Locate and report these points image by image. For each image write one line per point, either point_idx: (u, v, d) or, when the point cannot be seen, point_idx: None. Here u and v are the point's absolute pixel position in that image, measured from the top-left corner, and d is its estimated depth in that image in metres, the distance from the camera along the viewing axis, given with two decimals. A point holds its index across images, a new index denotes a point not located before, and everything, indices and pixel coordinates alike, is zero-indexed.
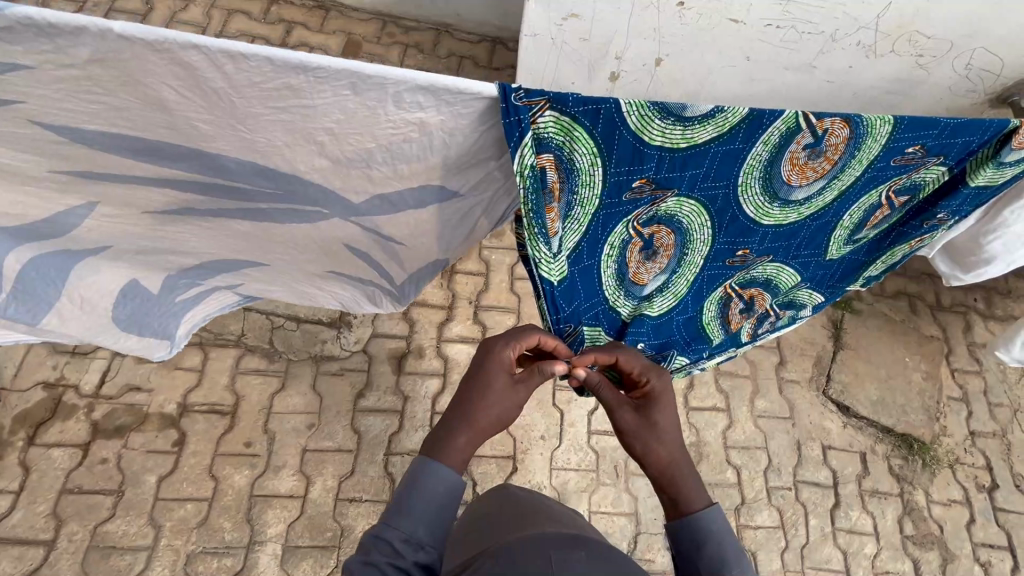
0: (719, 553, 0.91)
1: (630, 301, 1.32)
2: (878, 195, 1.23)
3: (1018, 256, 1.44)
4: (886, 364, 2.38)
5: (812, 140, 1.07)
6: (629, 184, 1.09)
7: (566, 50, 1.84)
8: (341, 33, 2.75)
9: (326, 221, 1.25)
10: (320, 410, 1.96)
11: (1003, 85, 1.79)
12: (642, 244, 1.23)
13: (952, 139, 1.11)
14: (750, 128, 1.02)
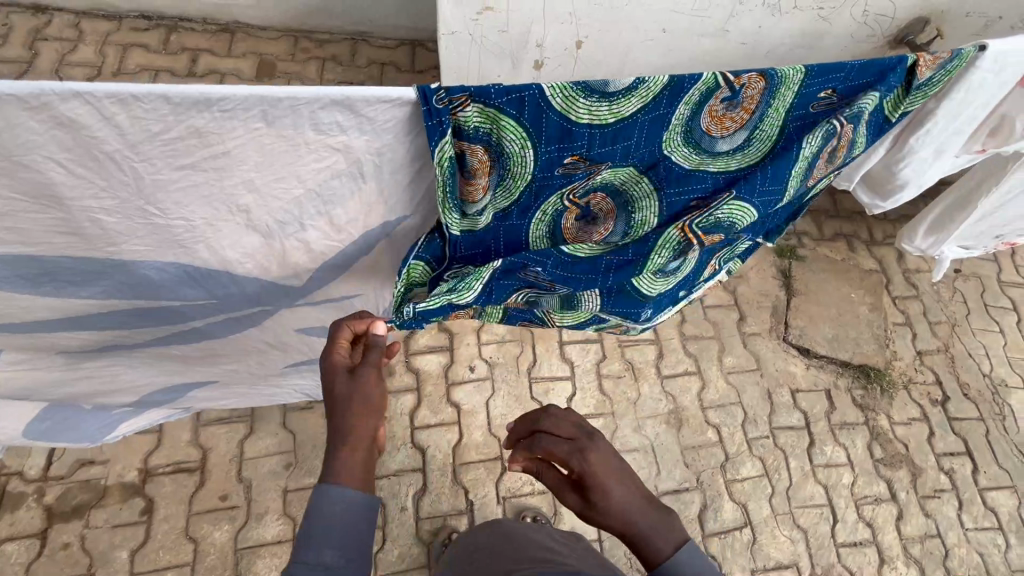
0: None
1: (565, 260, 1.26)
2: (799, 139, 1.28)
3: (925, 179, 1.58)
4: (834, 303, 2.52)
5: (731, 94, 1.10)
6: (560, 160, 1.09)
7: (486, 44, 1.82)
8: (252, 55, 2.62)
9: (274, 312, 1.37)
10: (295, 449, 1.89)
11: (897, 28, 1.90)
12: (579, 211, 1.23)
13: (859, 81, 1.16)
14: (672, 93, 1.04)
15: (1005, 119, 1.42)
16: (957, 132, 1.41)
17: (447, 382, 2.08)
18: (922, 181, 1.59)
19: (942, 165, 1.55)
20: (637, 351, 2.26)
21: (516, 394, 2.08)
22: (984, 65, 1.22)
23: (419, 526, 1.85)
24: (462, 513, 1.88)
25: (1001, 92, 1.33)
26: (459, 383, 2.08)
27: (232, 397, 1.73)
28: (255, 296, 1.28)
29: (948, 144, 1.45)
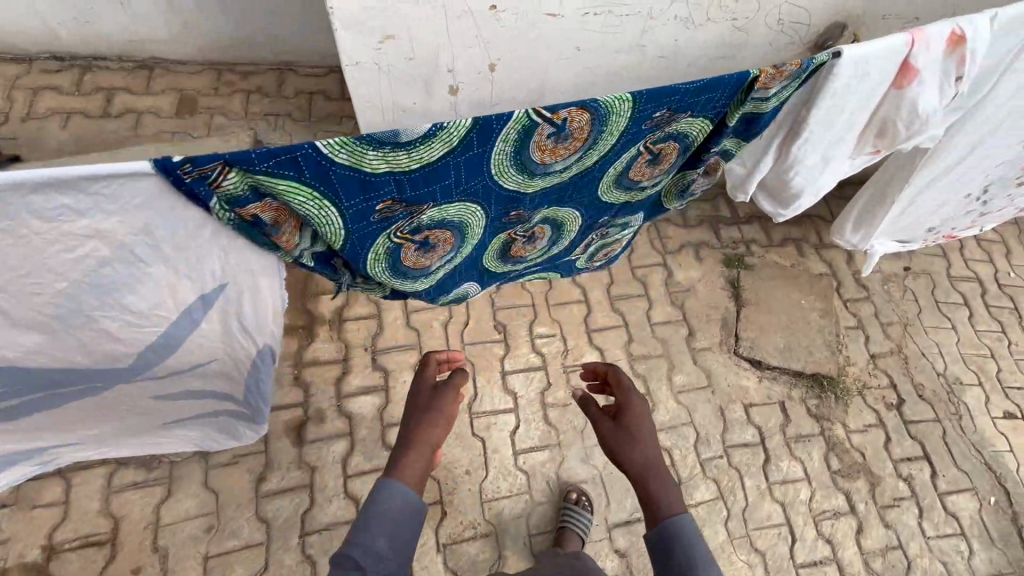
0: (685, 560, 1.06)
1: (413, 279, 1.40)
2: (639, 147, 1.26)
3: (820, 187, 1.50)
4: (785, 311, 2.47)
5: (556, 130, 1.09)
6: (372, 209, 1.09)
7: (394, 72, 1.75)
8: (172, 91, 2.52)
9: (111, 389, 1.34)
10: (217, 510, 1.77)
11: (815, 34, 1.88)
12: (415, 243, 1.27)
13: (696, 99, 1.14)
14: (479, 134, 1.03)
15: (886, 121, 1.32)
16: (837, 135, 1.33)
17: (382, 424, 1.98)
18: (814, 185, 1.51)
19: (831, 169, 1.47)
20: None
21: (456, 432, 1.99)
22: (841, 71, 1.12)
23: None
24: None
25: (873, 95, 1.23)
26: (395, 424, 1.99)
27: (123, 446, 1.65)
28: (79, 375, 1.25)
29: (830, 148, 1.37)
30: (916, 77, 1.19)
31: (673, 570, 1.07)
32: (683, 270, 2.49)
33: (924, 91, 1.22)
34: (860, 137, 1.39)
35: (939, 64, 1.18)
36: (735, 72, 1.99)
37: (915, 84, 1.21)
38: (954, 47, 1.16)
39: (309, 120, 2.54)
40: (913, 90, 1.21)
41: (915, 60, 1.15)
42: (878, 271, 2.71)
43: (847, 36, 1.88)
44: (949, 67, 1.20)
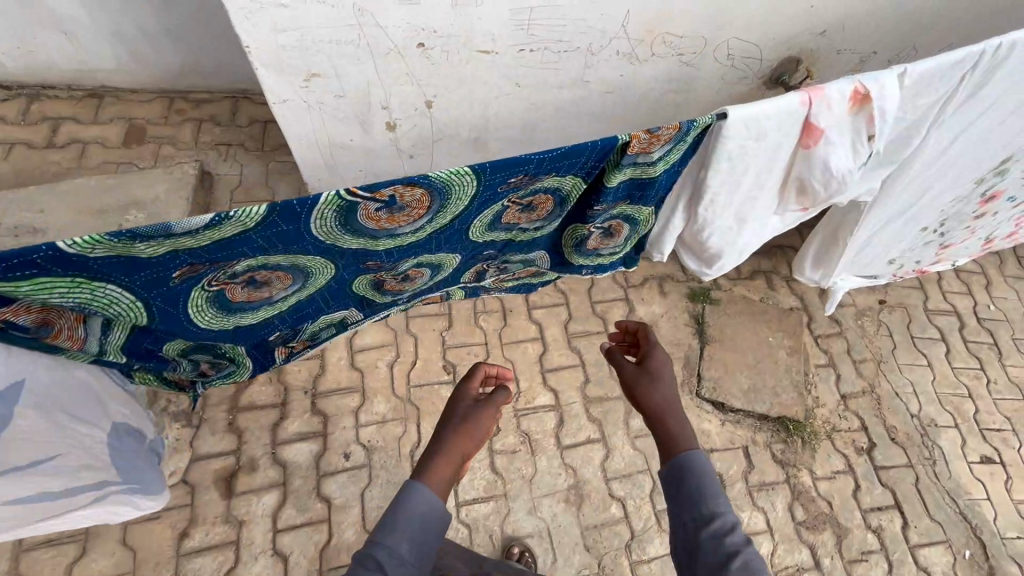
0: (698, 491, 1.02)
1: (252, 312, 1.27)
2: (501, 206, 1.19)
3: (740, 246, 1.53)
4: (751, 349, 2.37)
5: (382, 203, 1.02)
6: (166, 276, 1.02)
7: (326, 109, 1.68)
8: (121, 120, 2.46)
9: None
10: (133, 568, 1.67)
11: (769, 67, 1.79)
12: (242, 284, 1.14)
13: (555, 165, 1.09)
14: (284, 214, 0.96)
15: (801, 181, 1.33)
16: (753, 190, 1.34)
17: (318, 473, 1.88)
18: (742, 240, 1.51)
19: (756, 223, 1.48)
20: (534, 420, 2.08)
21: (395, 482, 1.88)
22: (732, 131, 1.14)
23: None
24: None
25: (781, 153, 1.26)
26: (332, 473, 1.89)
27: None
28: None
29: (746, 203, 1.38)
30: (822, 136, 1.21)
31: (682, 501, 1.02)
32: (646, 305, 2.39)
33: (834, 149, 1.24)
34: (780, 193, 1.40)
35: (843, 121, 1.20)
36: (689, 105, 1.91)
37: (822, 143, 1.22)
38: (857, 106, 1.19)
39: (260, 149, 2.46)
40: (821, 147, 1.22)
41: (816, 118, 1.17)
42: (852, 305, 2.61)
43: (803, 71, 1.80)
44: (854, 125, 1.22)
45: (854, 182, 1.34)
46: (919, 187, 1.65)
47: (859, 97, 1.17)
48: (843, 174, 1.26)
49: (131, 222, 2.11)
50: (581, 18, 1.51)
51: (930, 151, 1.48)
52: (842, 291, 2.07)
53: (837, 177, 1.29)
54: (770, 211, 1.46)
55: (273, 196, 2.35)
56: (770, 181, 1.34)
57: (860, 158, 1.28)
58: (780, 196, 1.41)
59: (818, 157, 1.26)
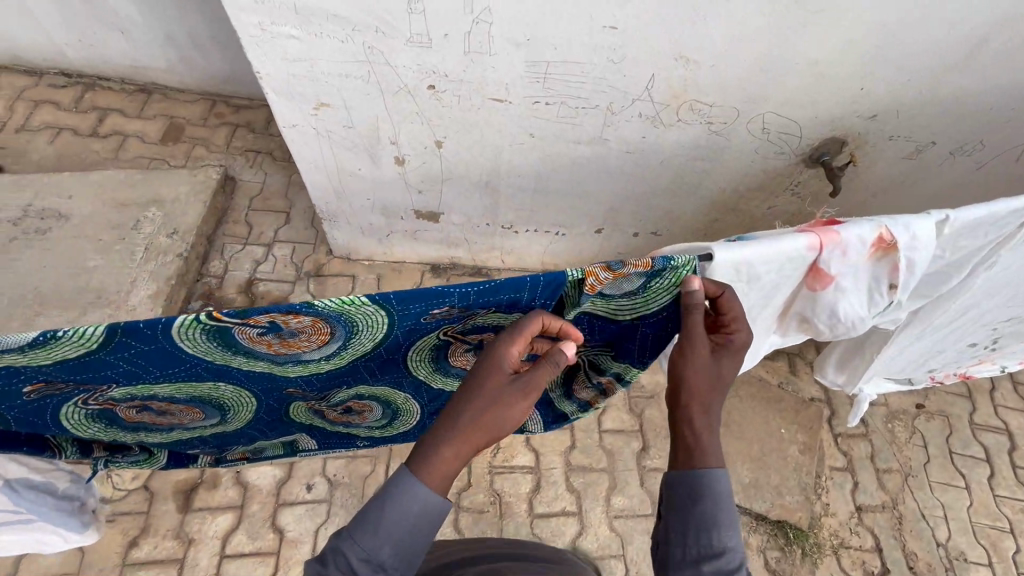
0: (714, 515, 0.85)
1: (160, 431, 1.20)
2: (437, 340, 1.01)
3: None
4: (759, 439, 2.17)
5: (262, 328, 0.83)
6: (23, 386, 0.91)
7: (335, 138, 1.66)
8: (163, 117, 2.55)
9: None
10: (79, 570, 1.66)
11: (809, 146, 1.65)
12: (135, 408, 1.06)
13: (492, 297, 0.90)
14: (135, 336, 0.80)
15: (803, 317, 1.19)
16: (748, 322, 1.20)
17: (277, 501, 1.82)
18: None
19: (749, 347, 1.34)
20: (507, 480, 1.97)
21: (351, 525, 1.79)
22: (719, 275, 1.01)
23: None
24: None
25: (783, 291, 1.12)
26: (290, 504, 1.82)
27: None
28: None
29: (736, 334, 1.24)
30: (832, 283, 1.07)
31: (692, 523, 0.86)
32: (652, 373, 2.22)
33: (846, 297, 1.10)
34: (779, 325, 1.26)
35: (859, 270, 1.05)
36: (717, 174, 1.78)
37: (833, 289, 1.08)
38: (879, 254, 1.04)
39: (287, 159, 2.48)
40: (831, 293, 1.08)
41: (826, 265, 1.03)
42: (884, 405, 2.36)
43: (846, 153, 1.66)
44: (874, 272, 1.07)
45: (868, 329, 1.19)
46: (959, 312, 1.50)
47: (880, 247, 1.02)
48: (852, 322, 1.12)
49: (148, 219, 2.16)
50: (601, 77, 1.42)
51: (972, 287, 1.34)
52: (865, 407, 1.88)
53: (846, 323, 1.15)
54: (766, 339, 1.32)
55: (289, 209, 2.37)
56: (768, 315, 1.20)
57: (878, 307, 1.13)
58: (779, 326, 1.27)
59: (823, 300, 1.11)
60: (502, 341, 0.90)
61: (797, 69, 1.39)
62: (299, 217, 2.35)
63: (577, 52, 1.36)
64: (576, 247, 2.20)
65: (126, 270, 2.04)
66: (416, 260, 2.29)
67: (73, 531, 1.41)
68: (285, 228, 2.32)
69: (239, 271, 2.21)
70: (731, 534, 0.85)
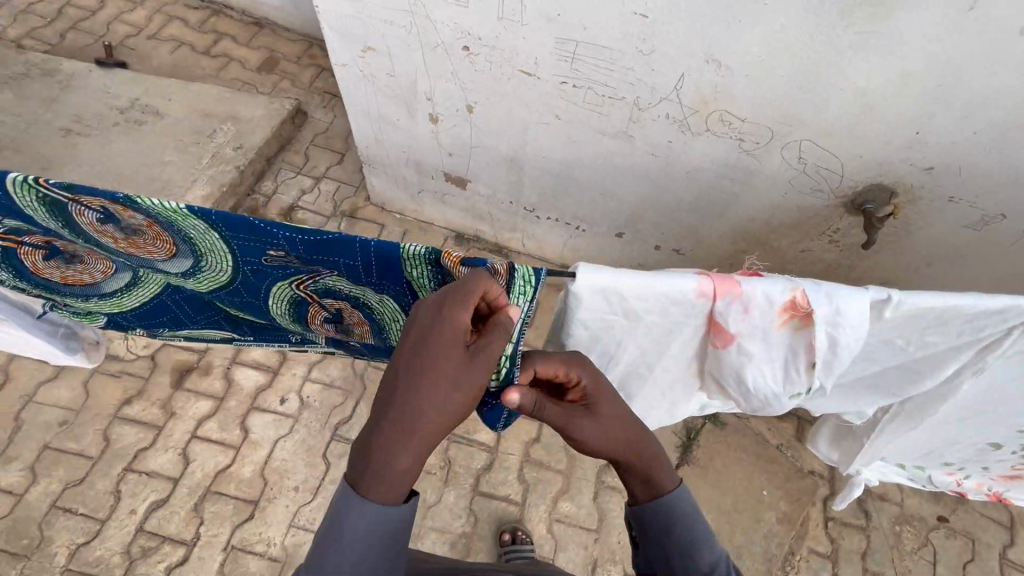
0: (688, 534, 0.84)
1: (75, 296, 1.33)
2: (297, 280, 1.10)
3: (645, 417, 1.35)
4: (736, 493, 2.01)
5: (103, 209, 0.96)
6: None
7: (378, 84, 1.76)
8: (265, 50, 2.82)
9: None
10: (79, 409, 1.88)
11: (852, 188, 1.49)
12: (44, 253, 1.18)
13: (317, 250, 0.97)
14: None
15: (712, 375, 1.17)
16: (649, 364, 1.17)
17: (251, 404, 1.95)
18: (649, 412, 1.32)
19: (668, 399, 1.30)
20: (463, 452, 1.98)
21: (307, 444, 1.89)
22: (593, 299, 1.00)
23: (135, 537, 1.72)
24: (181, 545, 1.72)
25: (685, 337, 1.09)
26: (261, 410, 1.94)
27: None
28: None
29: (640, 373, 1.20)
30: (734, 339, 1.03)
31: (665, 547, 0.85)
32: None
33: (753, 358, 1.06)
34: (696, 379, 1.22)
35: (766, 333, 1.02)
36: (745, 201, 1.66)
37: (736, 347, 1.05)
38: (790, 320, 1.00)
39: None
40: (735, 351, 1.05)
41: (724, 317, 1.00)
42: (898, 505, 2.08)
43: (892, 205, 1.49)
44: (785, 340, 1.03)
45: (782, 403, 1.14)
46: (990, 400, 1.32)
47: (790, 311, 0.98)
48: (758, 391, 1.10)
49: (223, 132, 2.41)
50: (628, 67, 1.39)
51: (955, 388, 1.22)
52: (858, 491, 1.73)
53: (755, 389, 1.11)
54: (684, 394, 1.27)
55: (345, 151, 2.53)
56: (674, 361, 1.17)
57: (791, 379, 1.09)
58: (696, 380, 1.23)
59: (730, 361, 1.08)
60: (448, 307, 0.79)
61: (840, 95, 1.29)
62: (351, 161, 2.51)
63: (605, 36, 1.34)
64: (595, 248, 2.14)
65: (193, 170, 2.31)
66: (441, 224, 2.35)
67: (60, 350, 1.58)
68: (336, 167, 2.49)
69: (285, 195, 2.40)
70: (709, 546, 0.84)
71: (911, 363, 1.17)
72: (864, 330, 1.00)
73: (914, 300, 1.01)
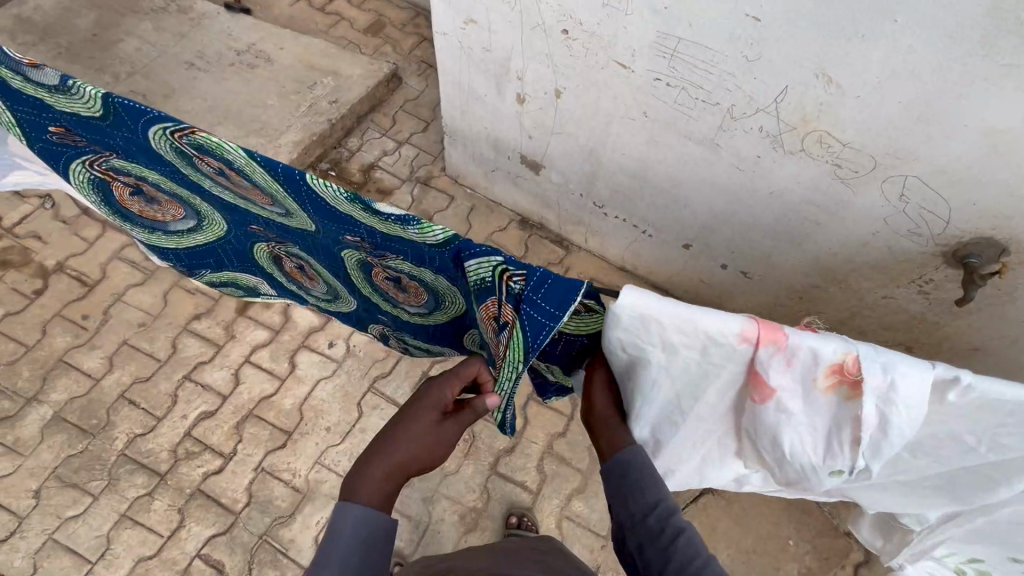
0: (640, 480, 0.95)
1: (149, 224, 1.47)
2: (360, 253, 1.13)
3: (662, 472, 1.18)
4: (759, 535, 1.91)
5: (216, 167, 1.02)
6: (48, 126, 1.14)
7: (473, 56, 1.78)
8: (374, 13, 2.93)
9: None
10: (157, 315, 2.07)
11: (956, 237, 1.36)
12: (132, 185, 1.32)
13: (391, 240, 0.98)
14: (123, 122, 0.99)
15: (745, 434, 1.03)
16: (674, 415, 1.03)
17: (303, 342, 2.06)
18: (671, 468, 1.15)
19: (697, 462, 1.14)
20: (488, 429, 2.00)
21: (345, 389, 1.99)
22: (625, 330, 0.88)
23: (183, 440, 1.88)
24: (219, 456, 1.86)
25: (716, 388, 0.96)
26: (310, 349, 2.05)
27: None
28: None
29: (668, 427, 1.05)
30: (773, 395, 0.91)
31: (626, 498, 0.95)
32: None
33: (792, 420, 0.93)
34: (727, 439, 1.09)
35: (807, 393, 0.90)
36: (828, 232, 1.55)
37: (774, 404, 0.92)
38: (839, 383, 0.88)
39: None
40: (774, 408, 0.93)
41: (765, 369, 0.88)
42: None
43: (1000, 264, 1.35)
44: (831, 405, 0.91)
45: (819, 479, 1.00)
46: None
47: (838, 376, 0.87)
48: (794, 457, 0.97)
49: (323, 85, 2.54)
50: (729, 72, 1.32)
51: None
52: None
53: (790, 456, 0.98)
54: (715, 456, 1.13)
55: (430, 120, 2.60)
56: (704, 415, 1.03)
57: (834, 454, 0.95)
58: (724, 438, 1.09)
59: (766, 420, 0.95)
60: (440, 383, 1.07)
61: (962, 132, 1.17)
62: (434, 130, 2.57)
63: (710, 35, 1.28)
64: (657, 255, 2.09)
65: (290, 118, 2.45)
66: (509, 206, 2.37)
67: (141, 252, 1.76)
68: (419, 134, 2.56)
69: (368, 154, 2.50)
70: (654, 490, 0.94)
71: (977, 466, 1.08)
72: (924, 409, 0.87)
73: (983, 386, 0.90)
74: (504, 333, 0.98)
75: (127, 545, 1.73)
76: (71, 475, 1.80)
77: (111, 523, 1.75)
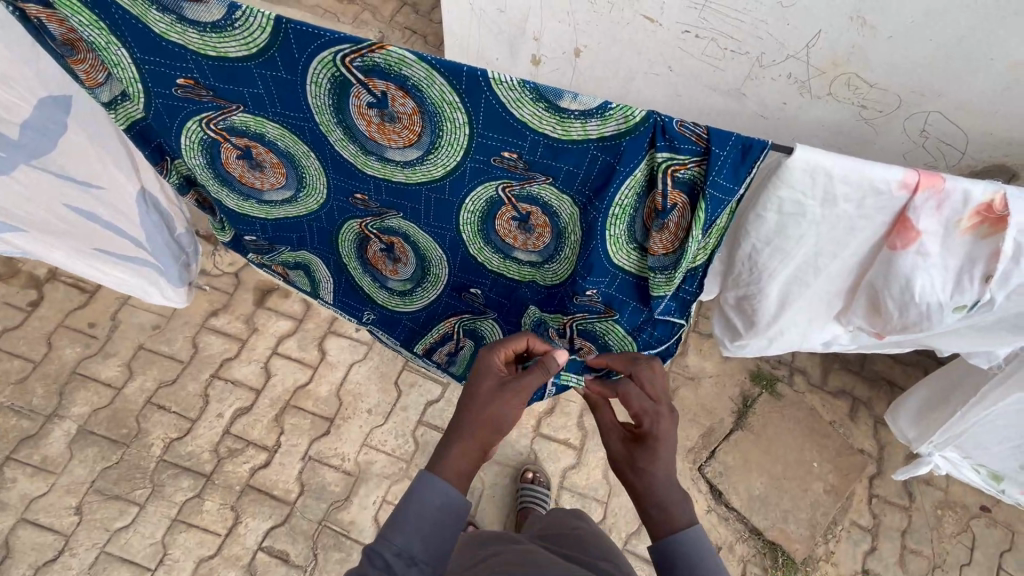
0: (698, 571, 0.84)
1: (235, 198, 1.21)
2: (494, 188, 1.02)
3: (780, 335, 1.19)
4: (787, 461, 2.06)
5: (376, 98, 0.91)
6: (172, 79, 0.97)
7: (484, 19, 1.73)
8: None
9: (125, 192, 1.38)
10: (170, 316, 1.98)
11: (969, 167, 1.44)
12: (238, 151, 1.11)
13: (554, 160, 0.91)
14: (283, 55, 0.88)
15: (873, 289, 1.04)
16: (809, 268, 1.04)
17: (329, 328, 2.02)
18: (787, 329, 1.18)
19: (801, 321, 1.18)
20: None
21: (381, 371, 1.97)
22: (798, 183, 0.86)
23: (223, 438, 1.84)
24: (264, 450, 1.84)
25: (859, 240, 0.96)
26: (337, 334, 2.02)
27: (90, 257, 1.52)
28: (106, 171, 1.34)
29: (795, 285, 1.07)
30: (917, 239, 0.91)
31: None
32: (701, 358, 2.18)
33: (927, 262, 0.94)
34: (841, 295, 1.12)
35: (948, 235, 0.90)
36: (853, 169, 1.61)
37: (916, 248, 0.92)
38: (980, 223, 0.87)
39: (436, 48, 2.60)
40: (912, 254, 0.93)
41: (918, 214, 0.87)
42: (944, 490, 2.08)
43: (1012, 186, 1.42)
44: (966, 245, 0.91)
45: (940, 318, 1.01)
46: None
47: (982, 216, 0.86)
48: (921, 303, 0.98)
49: None
50: (762, 19, 1.35)
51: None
52: (924, 470, 1.79)
53: (918, 298, 0.99)
54: (825, 313, 1.17)
55: None
56: (835, 271, 1.05)
57: (961, 289, 0.97)
58: (840, 298, 1.12)
59: (899, 268, 0.96)
60: (488, 351, 1.04)
61: (990, 66, 1.24)
62: None
63: None
64: None
65: None
66: None
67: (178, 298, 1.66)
68: None
69: None
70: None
71: None
72: None
73: None
74: (675, 212, 0.91)
75: (185, 547, 1.71)
76: (111, 487, 1.74)
77: (164, 528, 1.72)
